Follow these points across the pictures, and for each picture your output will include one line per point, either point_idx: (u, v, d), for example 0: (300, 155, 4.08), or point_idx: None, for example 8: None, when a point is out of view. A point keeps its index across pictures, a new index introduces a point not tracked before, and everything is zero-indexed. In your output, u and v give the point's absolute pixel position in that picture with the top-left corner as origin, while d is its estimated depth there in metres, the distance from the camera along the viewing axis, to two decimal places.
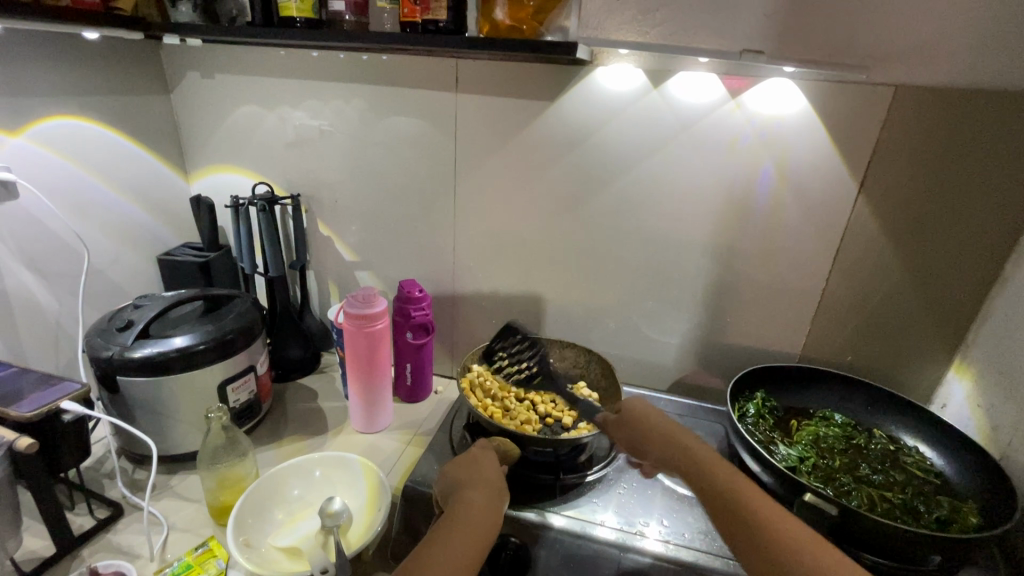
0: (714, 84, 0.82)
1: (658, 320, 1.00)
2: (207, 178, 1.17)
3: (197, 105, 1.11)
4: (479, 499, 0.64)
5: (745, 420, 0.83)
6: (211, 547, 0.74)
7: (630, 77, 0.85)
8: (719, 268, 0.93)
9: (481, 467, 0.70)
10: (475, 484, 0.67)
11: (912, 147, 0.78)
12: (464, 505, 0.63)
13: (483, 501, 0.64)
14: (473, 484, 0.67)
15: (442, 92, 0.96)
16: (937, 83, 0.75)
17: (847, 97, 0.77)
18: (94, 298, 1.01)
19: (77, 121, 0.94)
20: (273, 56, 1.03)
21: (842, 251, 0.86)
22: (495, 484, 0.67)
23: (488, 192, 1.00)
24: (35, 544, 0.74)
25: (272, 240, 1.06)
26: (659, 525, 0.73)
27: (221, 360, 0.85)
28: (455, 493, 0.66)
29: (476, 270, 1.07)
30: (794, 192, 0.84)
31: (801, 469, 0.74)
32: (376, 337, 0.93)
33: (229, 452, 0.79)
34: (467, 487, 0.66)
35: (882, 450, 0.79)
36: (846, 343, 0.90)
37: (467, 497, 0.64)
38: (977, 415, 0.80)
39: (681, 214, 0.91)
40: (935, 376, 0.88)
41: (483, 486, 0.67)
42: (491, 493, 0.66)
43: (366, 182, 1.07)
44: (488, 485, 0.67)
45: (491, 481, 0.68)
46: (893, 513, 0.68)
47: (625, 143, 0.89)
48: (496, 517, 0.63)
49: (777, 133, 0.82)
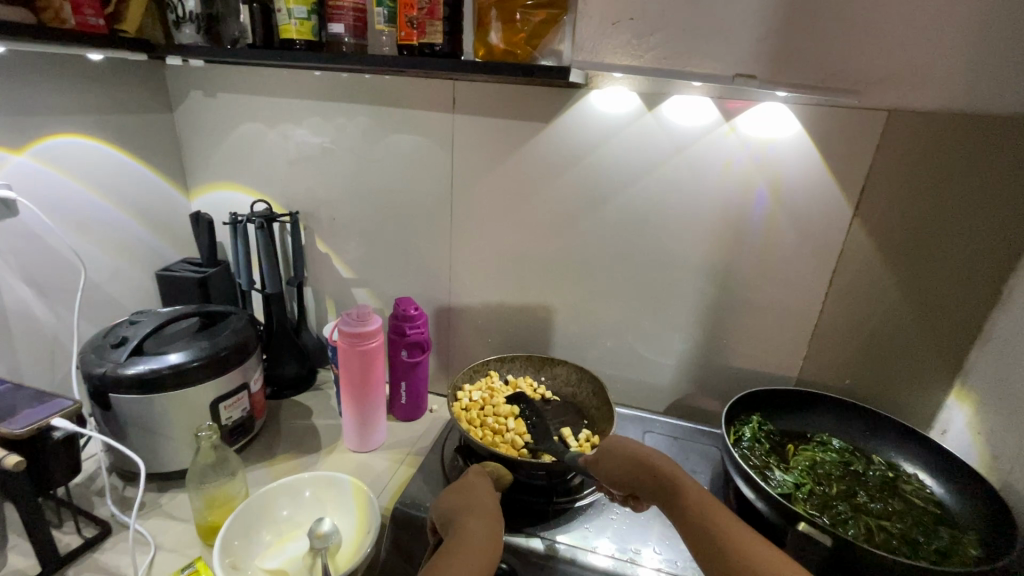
0: (707, 107, 0.82)
1: (653, 340, 0.99)
2: (208, 194, 1.19)
3: (200, 123, 1.13)
4: (479, 523, 0.63)
5: (740, 444, 0.82)
6: (197, 569, 0.74)
7: (624, 100, 0.86)
8: (714, 289, 0.92)
9: (476, 493, 0.69)
10: (473, 509, 0.66)
11: (906, 172, 0.78)
12: (466, 530, 0.62)
13: (484, 526, 0.63)
14: (471, 509, 0.66)
15: (440, 112, 0.97)
16: (929, 107, 0.75)
17: (840, 121, 0.78)
18: (92, 314, 1.02)
19: (81, 139, 0.95)
20: (275, 75, 1.04)
21: (838, 274, 0.85)
22: (492, 511, 0.66)
23: (484, 211, 1.00)
24: (21, 563, 0.74)
25: (269, 257, 1.07)
26: (653, 552, 0.72)
27: (214, 377, 0.85)
28: (455, 519, 0.64)
29: (472, 288, 1.07)
30: (789, 214, 0.84)
31: (797, 496, 0.73)
32: (370, 355, 0.93)
33: (218, 471, 0.79)
34: (466, 512, 0.65)
35: (881, 477, 0.78)
36: (844, 367, 0.89)
37: (468, 522, 0.63)
38: (977, 441, 0.79)
39: (676, 235, 0.91)
40: (936, 401, 0.86)
41: (480, 511, 0.65)
42: (490, 519, 0.65)
43: (364, 199, 1.08)
44: (485, 511, 0.66)
45: (487, 507, 0.67)
46: (891, 544, 0.67)
47: (620, 164, 0.90)
48: (497, 542, 0.62)
49: (771, 156, 0.82)
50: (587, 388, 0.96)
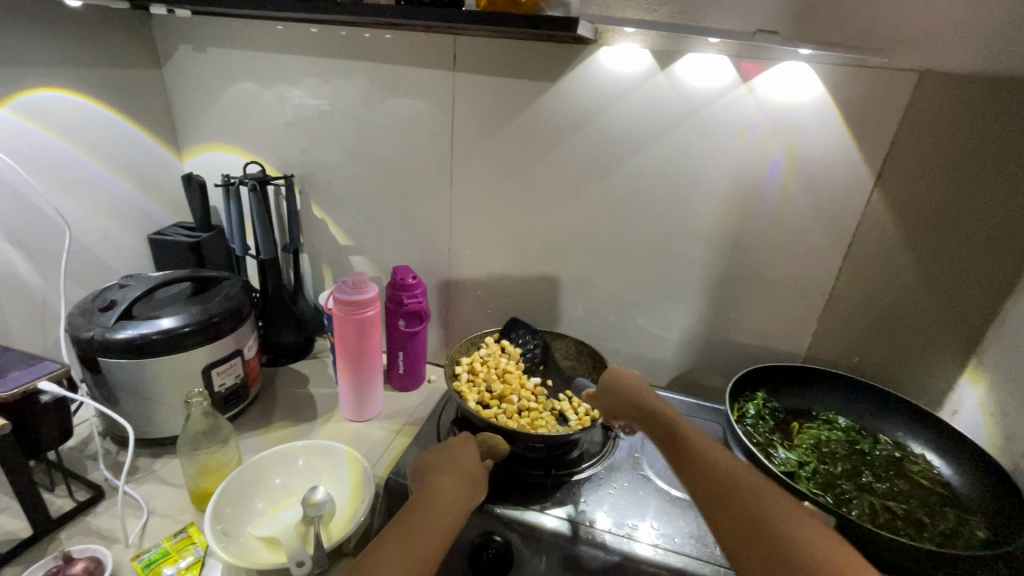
0: (724, 66, 0.77)
1: (657, 314, 0.96)
2: (200, 156, 1.15)
3: (190, 80, 1.08)
4: (444, 494, 0.60)
5: (744, 421, 0.80)
6: (190, 534, 0.73)
7: (635, 58, 0.81)
8: (723, 261, 0.89)
9: (444, 476, 0.62)
10: (447, 469, 0.64)
11: (931, 139, 0.73)
12: (430, 502, 0.58)
13: (444, 514, 0.58)
14: (446, 468, 0.64)
15: (440, 72, 0.92)
16: (963, 68, 0.70)
17: (865, 83, 0.73)
18: (83, 277, 1.00)
19: (63, 93, 0.91)
20: (269, 31, 0.99)
21: (853, 247, 0.82)
22: (461, 498, 0.61)
23: (485, 179, 0.97)
24: (13, 525, 0.73)
25: (263, 222, 1.03)
26: (650, 528, 0.70)
27: (206, 344, 0.83)
28: (428, 477, 0.63)
29: (472, 258, 1.04)
30: (805, 183, 0.80)
31: (800, 474, 0.71)
32: (367, 324, 0.90)
33: (210, 439, 0.78)
34: (434, 480, 0.62)
35: (887, 457, 0.76)
36: (853, 344, 0.87)
37: (433, 495, 0.59)
38: (989, 422, 0.76)
39: (685, 204, 0.87)
40: (946, 381, 0.83)
41: (452, 475, 0.63)
42: (457, 507, 0.60)
43: (362, 164, 1.04)
44: (460, 471, 0.64)
45: (461, 471, 0.64)
46: (895, 525, 0.65)
47: (628, 129, 0.85)
48: (455, 522, 0.58)
49: (790, 120, 0.77)
50: (578, 365, 0.95)
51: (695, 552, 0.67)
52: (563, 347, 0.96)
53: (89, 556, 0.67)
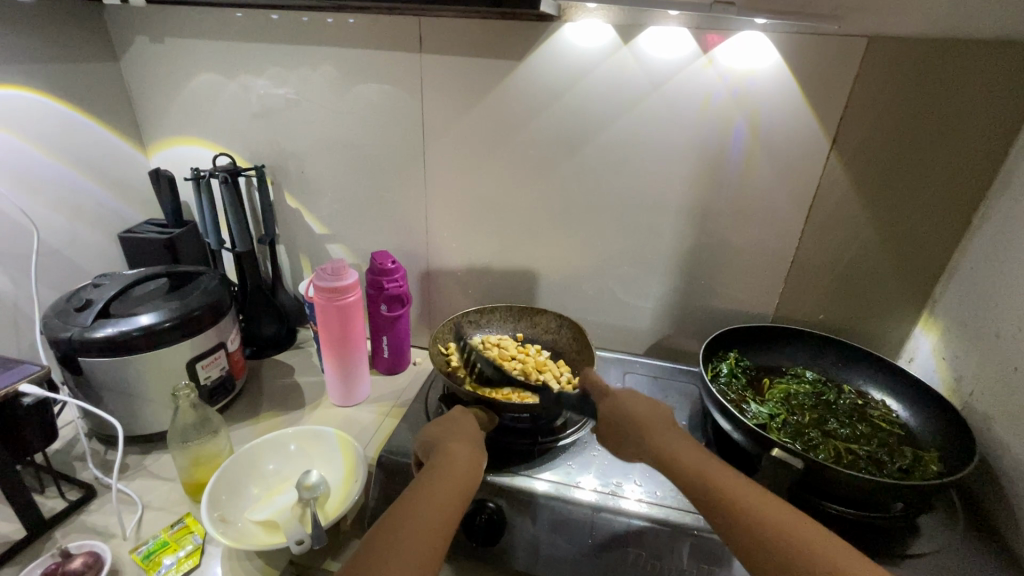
0: (685, 39, 0.79)
1: (633, 284, 0.99)
2: (166, 151, 1.13)
3: (149, 72, 1.06)
4: (459, 461, 0.63)
5: (718, 380, 0.84)
6: (188, 524, 0.74)
7: (599, 33, 0.82)
8: (693, 229, 0.92)
9: (454, 449, 0.64)
10: (456, 439, 0.67)
11: (885, 99, 0.76)
12: (444, 467, 0.62)
13: (457, 480, 0.60)
14: (454, 438, 0.67)
15: (407, 54, 0.92)
16: (911, 31, 0.73)
17: (819, 50, 0.76)
18: (54, 279, 0.98)
19: (18, 91, 0.88)
20: (228, 18, 0.97)
21: (814, 209, 0.85)
22: (471, 466, 0.63)
23: (458, 161, 0.98)
24: (6, 528, 0.73)
25: (237, 215, 1.02)
26: (635, 485, 0.74)
27: (188, 338, 0.83)
28: (439, 447, 0.66)
29: (450, 240, 1.05)
30: (767, 148, 0.83)
31: (770, 425, 0.76)
32: (349, 310, 0.91)
33: (200, 430, 0.78)
34: (447, 449, 0.65)
35: (850, 405, 0.81)
36: (819, 303, 0.91)
37: (447, 462, 0.62)
38: (941, 366, 0.82)
39: (655, 176, 0.90)
40: (903, 331, 0.89)
41: (462, 444, 0.66)
42: (468, 476, 0.62)
43: (333, 151, 1.03)
44: (468, 440, 0.67)
45: (470, 441, 0.67)
46: (858, 464, 0.70)
47: (596, 103, 0.87)
48: (469, 485, 0.61)
49: (750, 89, 0.80)
50: (557, 338, 0.98)
51: (676, 504, 0.71)
52: (544, 323, 0.99)
53: (88, 551, 0.67)
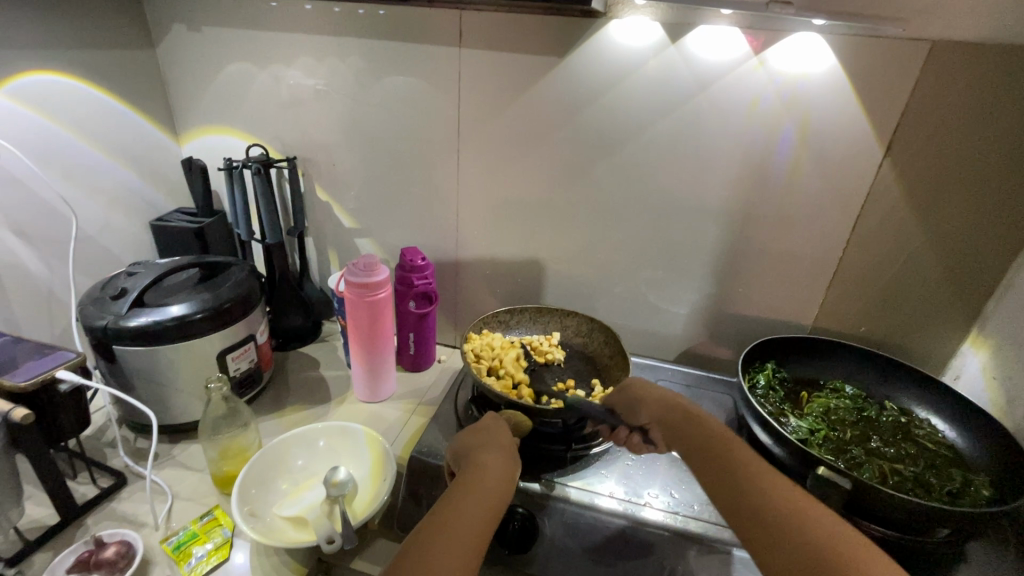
0: (735, 38, 0.77)
1: (666, 290, 0.97)
2: (197, 140, 1.13)
3: (184, 59, 1.06)
4: (491, 470, 0.62)
5: (755, 391, 0.82)
6: (216, 516, 0.74)
7: (646, 31, 0.80)
8: (732, 235, 0.90)
9: (487, 458, 0.64)
10: (487, 447, 0.66)
11: (946, 108, 0.73)
12: (478, 476, 0.61)
13: (491, 489, 0.59)
14: (486, 447, 0.66)
15: (444, 48, 0.90)
16: (978, 37, 0.70)
17: (878, 53, 0.73)
18: (88, 265, 0.99)
19: (60, 78, 0.89)
20: (264, 8, 0.96)
21: (862, 219, 0.82)
22: (504, 476, 0.62)
23: (491, 159, 0.96)
24: (39, 512, 0.74)
25: (268, 206, 1.02)
26: (666, 496, 0.72)
27: (218, 330, 0.83)
28: (472, 456, 0.65)
29: (480, 238, 1.04)
30: (815, 153, 0.80)
31: (812, 441, 0.73)
32: (378, 306, 0.90)
33: (231, 423, 0.79)
34: (479, 459, 0.64)
35: (893, 423, 0.78)
36: (861, 315, 0.89)
37: (482, 471, 0.61)
38: (991, 386, 0.79)
39: (695, 179, 0.87)
40: (950, 348, 0.86)
41: (495, 453, 0.65)
42: (503, 487, 0.61)
43: (365, 145, 1.02)
44: (500, 448, 0.66)
45: (504, 450, 0.66)
46: (904, 485, 0.67)
47: (637, 103, 0.85)
48: (504, 495, 0.60)
49: (801, 93, 0.77)
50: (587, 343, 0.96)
51: (712, 518, 0.69)
52: (574, 325, 0.98)
53: (120, 540, 0.68)
